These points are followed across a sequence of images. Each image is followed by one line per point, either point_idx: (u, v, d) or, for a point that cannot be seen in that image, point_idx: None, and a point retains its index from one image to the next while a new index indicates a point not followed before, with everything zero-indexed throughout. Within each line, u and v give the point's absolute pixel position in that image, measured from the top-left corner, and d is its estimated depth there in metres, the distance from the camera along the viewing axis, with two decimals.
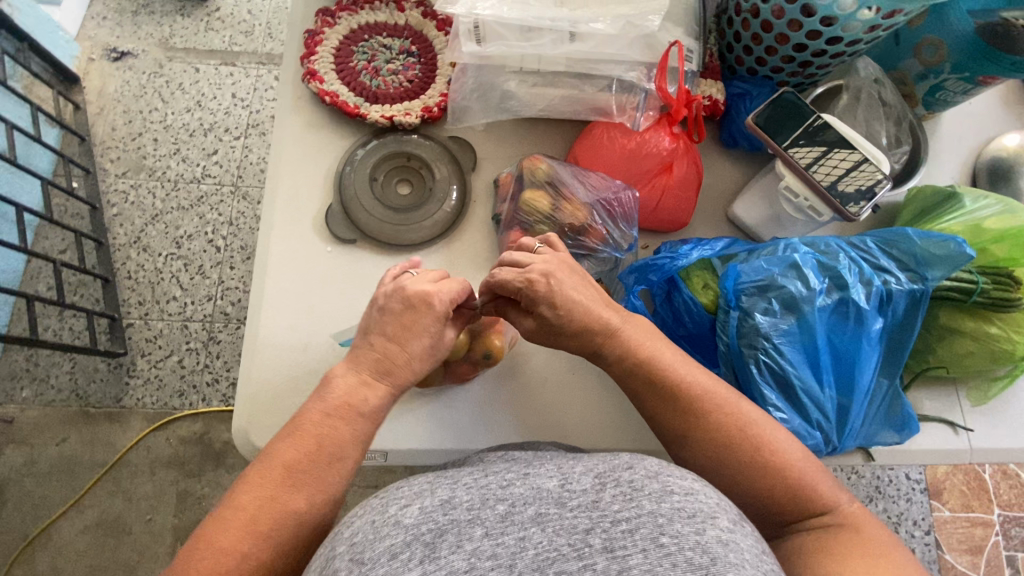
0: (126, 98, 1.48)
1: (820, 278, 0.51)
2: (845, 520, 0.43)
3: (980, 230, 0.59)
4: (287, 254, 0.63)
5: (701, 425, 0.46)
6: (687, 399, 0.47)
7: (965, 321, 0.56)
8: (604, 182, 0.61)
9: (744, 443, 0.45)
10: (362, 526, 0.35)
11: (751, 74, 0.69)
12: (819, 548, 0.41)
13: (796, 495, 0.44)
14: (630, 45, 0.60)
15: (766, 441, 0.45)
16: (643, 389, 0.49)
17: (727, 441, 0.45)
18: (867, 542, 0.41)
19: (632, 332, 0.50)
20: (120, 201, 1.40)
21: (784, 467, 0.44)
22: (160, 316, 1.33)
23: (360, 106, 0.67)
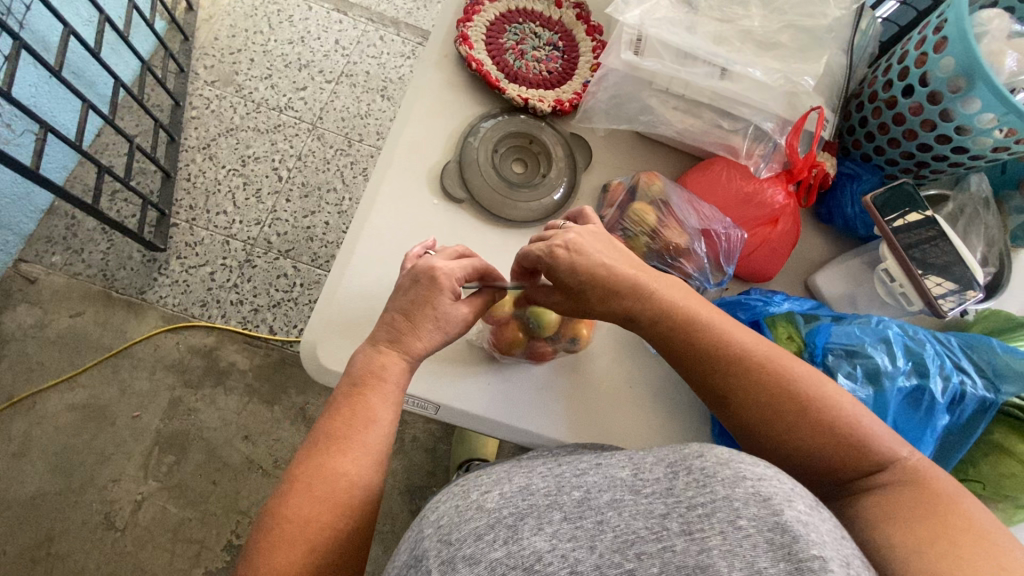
0: (236, 14, 1.51)
1: (904, 360, 0.53)
2: (907, 476, 0.44)
3: None
4: (397, 194, 0.65)
5: (745, 383, 0.50)
6: (724, 359, 0.51)
7: (1016, 443, 0.58)
8: (714, 215, 0.63)
9: (791, 400, 0.48)
10: (445, 512, 0.41)
11: (865, 160, 0.72)
12: (883, 512, 0.43)
13: (853, 454, 0.46)
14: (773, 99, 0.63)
15: (811, 401, 0.48)
16: (682, 351, 0.52)
17: (772, 399, 0.49)
18: (928, 497, 0.42)
19: (664, 289, 0.53)
20: (202, 106, 1.42)
21: (834, 424, 0.47)
22: (206, 225, 1.34)
23: (501, 80, 0.70)
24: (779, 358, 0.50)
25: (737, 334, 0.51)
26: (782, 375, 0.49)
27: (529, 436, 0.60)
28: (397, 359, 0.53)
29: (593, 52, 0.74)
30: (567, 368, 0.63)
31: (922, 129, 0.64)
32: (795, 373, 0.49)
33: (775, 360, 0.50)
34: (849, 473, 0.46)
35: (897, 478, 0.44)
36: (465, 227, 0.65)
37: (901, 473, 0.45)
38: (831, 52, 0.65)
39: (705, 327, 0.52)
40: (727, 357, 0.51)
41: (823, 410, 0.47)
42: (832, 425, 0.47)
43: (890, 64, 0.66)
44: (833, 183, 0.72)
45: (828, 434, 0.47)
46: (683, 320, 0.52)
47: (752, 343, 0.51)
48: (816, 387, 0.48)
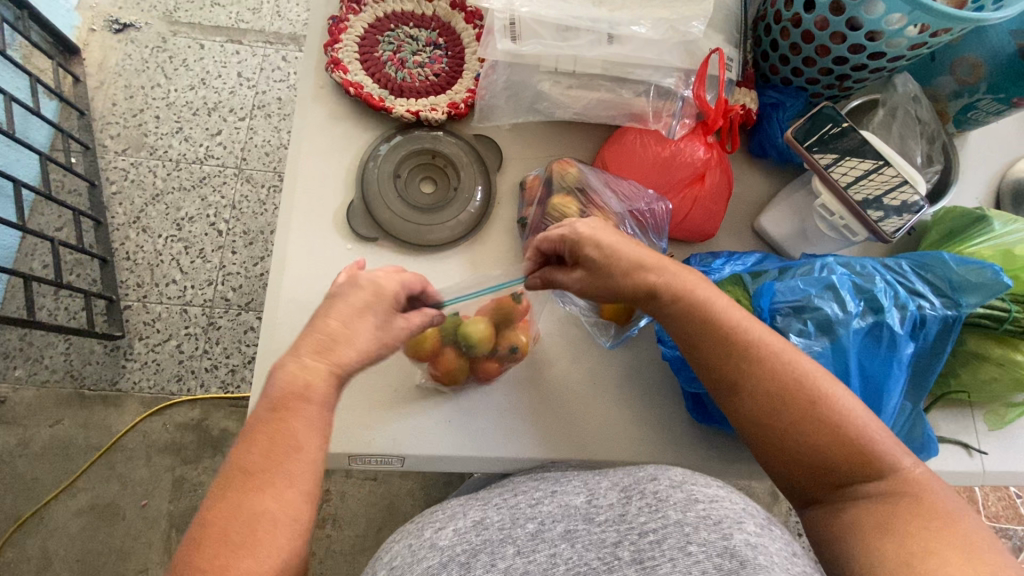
0: (128, 72, 1.44)
1: (856, 300, 0.50)
2: (905, 485, 0.43)
3: (1011, 257, 0.58)
4: (306, 250, 0.61)
5: (755, 383, 0.47)
6: (744, 349, 0.48)
7: (992, 347, 0.56)
8: (635, 192, 0.60)
9: (797, 403, 0.46)
10: (399, 551, 0.41)
11: (786, 84, 0.68)
12: (874, 521, 0.42)
13: (860, 460, 0.44)
14: (668, 51, 0.58)
15: (826, 400, 0.45)
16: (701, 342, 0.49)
17: (777, 401, 0.46)
18: (926, 510, 0.41)
19: (682, 281, 0.50)
20: (120, 179, 1.36)
21: (841, 431, 0.45)
22: (159, 299, 1.30)
23: (385, 99, 0.65)
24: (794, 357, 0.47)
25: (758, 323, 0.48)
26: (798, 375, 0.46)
27: (504, 463, 0.59)
28: (321, 378, 0.45)
29: (477, 40, 0.69)
30: (525, 380, 0.61)
31: (833, 43, 0.59)
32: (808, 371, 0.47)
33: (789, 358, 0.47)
34: (843, 477, 0.45)
35: (890, 488, 0.43)
36: (387, 265, 0.62)
37: (896, 479, 0.43)
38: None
39: (720, 326, 0.48)
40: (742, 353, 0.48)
41: (834, 412, 0.45)
42: (839, 432, 0.45)
43: None
44: (757, 117, 0.68)
45: (837, 440, 0.45)
46: (696, 325, 0.49)
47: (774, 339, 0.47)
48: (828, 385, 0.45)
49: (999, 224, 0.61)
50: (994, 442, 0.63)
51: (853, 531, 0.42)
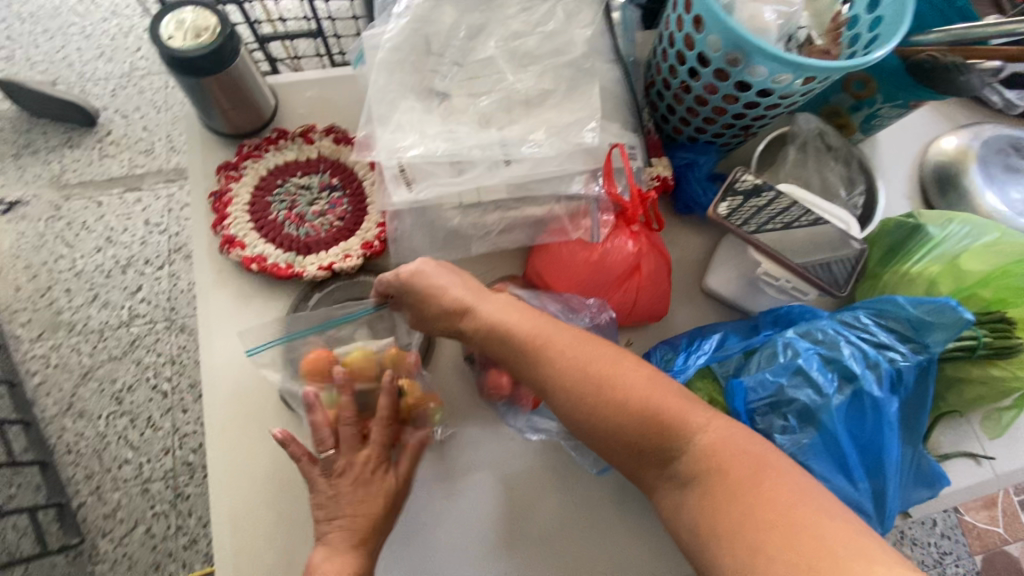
0: (26, 251, 1.34)
1: (830, 377, 0.48)
2: (705, 462, 0.41)
3: (961, 273, 0.57)
4: (247, 458, 0.55)
5: (540, 372, 0.47)
6: (525, 348, 0.48)
7: (970, 368, 0.54)
8: (578, 301, 0.58)
9: (598, 385, 0.45)
10: None
11: (693, 141, 0.66)
12: (707, 509, 0.40)
13: (658, 435, 0.43)
14: (570, 156, 0.57)
15: (613, 385, 0.45)
16: (486, 339, 0.50)
17: (583, 386, 0.45)
18: (731, 476, 0.40)
19: (466, 296, 0.51)
20: (43, 368, 1.26)
21: (646, 408, 0.43)
22: (114, 486, 1.20)
23: (294, 262, 0.60)
24: (554, 345, 0.47)
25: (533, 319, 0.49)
26: (563, 359, 0.47)
27: None
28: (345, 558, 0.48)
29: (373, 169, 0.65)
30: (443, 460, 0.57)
31: (727, 103, 0.58)
32: (579, 355, 0.46)
33: (541, 344, 0.48)
34: (660, 463, 0.43)
35: (699, 460, 0.41)
36: None
37: (711, 454, 0.41)
38: (600, 77, 0.60)
39: (479, 309, 0.50)
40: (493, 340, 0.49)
41: (625, 396, 0.44)
42: (647, 410, 0.43)
43: (664, 48, 0.60)
44: (676, 179, 0.67)
45: (635, 425, 0.43)
46: (494, 324, 0.49)
47: (515, 324, 0.49)
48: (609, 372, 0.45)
49: (935, 230, 0.60)
50: (997, 441, 0.62)
51: (686, 511, 0.41)
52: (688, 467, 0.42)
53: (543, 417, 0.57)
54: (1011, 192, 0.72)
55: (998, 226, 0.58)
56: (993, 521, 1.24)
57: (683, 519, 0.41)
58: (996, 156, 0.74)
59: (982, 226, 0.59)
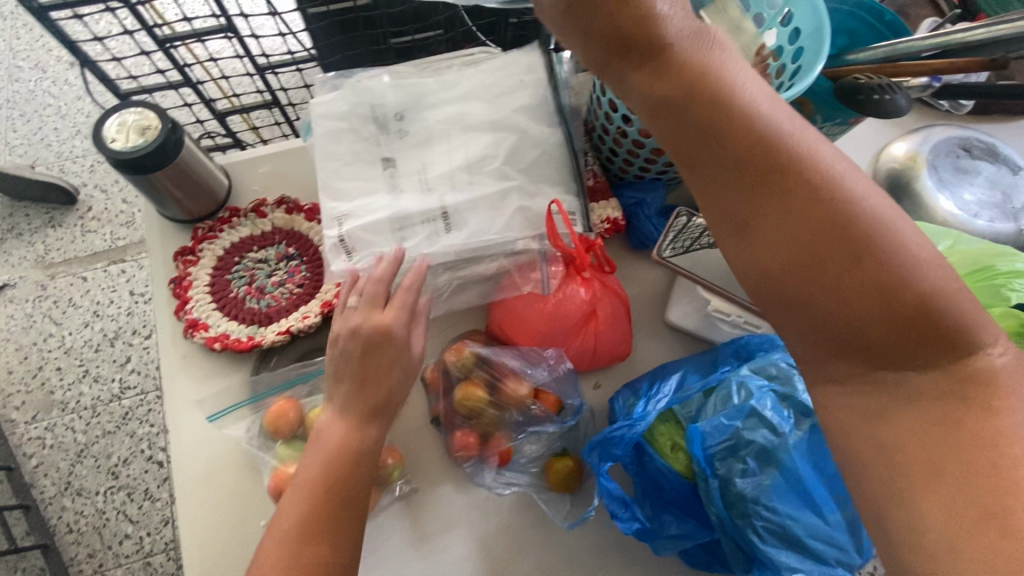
0: (16, 333, 1.35)
1: (785, 414, 0.48)
2: (949, 384, 0.34)
3: None
4: (221, 545, 0.55)
5: (769, 211, 0.36)
6: (761, 170, 0.36)
7: None
8: (532, 351, 0.59)
9: (858, 249, 0.34)
10: None
11: (640, 179, 0.67)
12: (959, 408, 0.33)
13: (902, 322, 0.34)
14: (508, 223, 0.57)
15: (864, 251, 0.34)
16: (706, 139, 0.38)
17: (814, 242, 0.35)
18: (971, 405, 0.33)
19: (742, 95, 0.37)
20: (38, 448, 1.26)
21: (897, 291, 0.34)
22: (116, 562, 1.19)
23: (255, 334, 0.61)
24: (850, 184, 0.36)
25: (779, 119, 0.37)
26: (811, 209, 0.35)
27: None
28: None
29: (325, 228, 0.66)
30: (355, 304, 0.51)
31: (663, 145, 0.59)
32: (863, 209, 0.35)
33: (819, 182, 0.35)
34: (878, 342, 0.35)
35: (954, 380, 0.34)
36: None
37: (984, 373, 0.34)
38: (539, 134, 0.60)
39: (745, 109, 0.37)
40: (757, 161, 0.36)
41: (879, 259, 0.34)
42: (895, 293, 0.34)
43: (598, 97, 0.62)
44: (628, 219, 0.68)
45: (882, 300, 0.34)
46: (701, 127, 0.38)
47: (793, 146, 0.36)
48: (864, 228, 0.35)
49: None
50: None
51: (895, 418, 0.35)
52: (923, 385, 0.35)
53: (513, 474, 0.57)
54: (963, 194, 0.73)
55: (947, 231, 0.58)
56: None
57: (871, 413, 0.36)
58: (946, 158, 0.75)
59: (931, 235, 0.60)
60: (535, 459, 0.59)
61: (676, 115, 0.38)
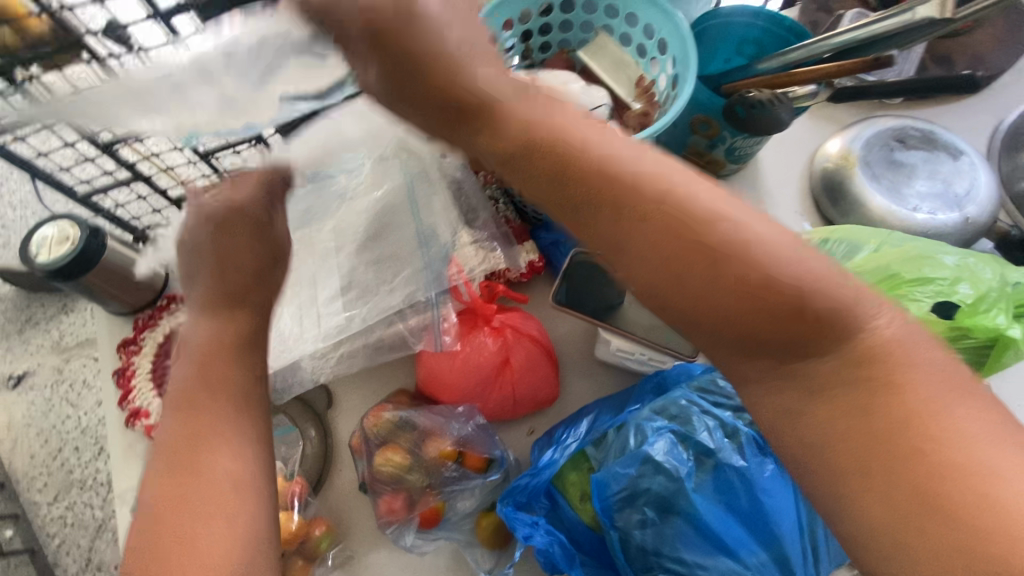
0: (36, 417, 1.31)
1: (683, 456, 0.47)
2: (855, 364, 0.31)
3: None
4: None
5: (613, 221, 0.33)
6: (592, 184, 0.33)
7: None
8: (450, 410, 0.60)
9: (707, 243, 0.31)
10: None
11: (555, 216, 0.67)
12: (878, 401, 0.30)
13: (790, 314, 0.30)
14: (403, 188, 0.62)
15: (722, 244, 0.31)
16: (536, 169, 0.35)
17: (668, 234, 0.32)
18: (881, 398, 0.30)
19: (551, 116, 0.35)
20: (60, 527, 1.24)
21: (765, 277, 0.30)
22: None
23: None
24: (674, 177, 0.33)
25: (595, 136, 0.35)
26: (637, 211, 0.32)
27: None
28: None
29: None
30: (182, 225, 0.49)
31: None
32: (692, 200, 0.32)
33: (653, 181, 0.32)
34: (775, 350, 0.31)
35: (857, 366, 0.30)
36: None
37: (878, 357, 0.30)
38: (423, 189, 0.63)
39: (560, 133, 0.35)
40: (583, 178, 0.33)
41: (739, 248, 0.31)
42: (770, 286, 0.30)
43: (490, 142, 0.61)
44: (547, 259, 0.66)
45: (758, 296, 0.30)
46: (516, 160, 0.35)
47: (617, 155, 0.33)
48: (721, 220, 0.31)
49: None
50: None
51: (814, 431, 0.31)
52: (833, 380, 0.31)
53: (444, 532, 0.56)
54: (903, 187, 0.69)
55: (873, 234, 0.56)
56: None
57: (786, 416, 0.32)
58: (879, 152, 0.71)
59: (856, 238, 0.57)
60: (468, 515, 0.57)
61: (494, 143, 0.36)
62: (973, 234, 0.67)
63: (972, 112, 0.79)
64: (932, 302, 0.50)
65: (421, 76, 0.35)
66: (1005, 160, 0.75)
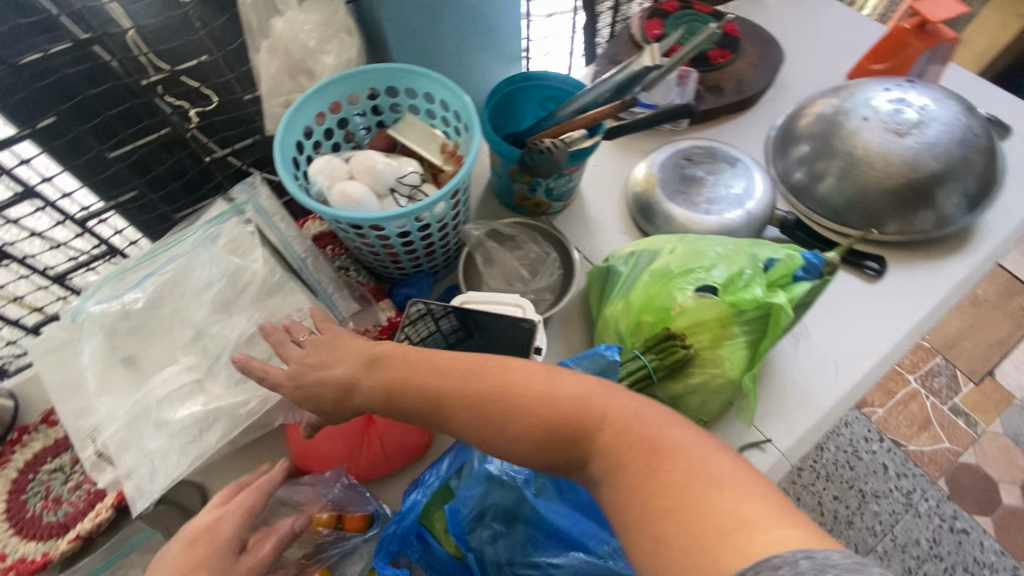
0: None
1: (522, 467, 0.52)
2: (631, 454, 0.41)
3: (670, 318, 0.60)
4: None
5: (451, 409, 0.46)
6: (433, 387, 0.47)
7: (676, 386, 0.59)
8: (323, 479, 0.61)
9: (512, 402, 0.44)
10: None
11: (405, 271, 0.72)
12: (655, 489, 0.39)
13: (584, 438, 0.43)
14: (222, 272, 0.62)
15: (529, 401, 0.44)
16: (386, 392, 0.48)
17: (495, 408, 0.45)
18: (658, 473, 0.39)
19: (388, 346, 0.51)
20: None
21: (564, 416, 0.43)
22: None
23: (50, 549, 0.61)
24: (491, 363, 0.47)
25: (426, 354, 0.49)
26: (466, 394, 0.46)
27: None
28: None
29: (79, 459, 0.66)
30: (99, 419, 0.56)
31: (389, 241, 0.64)
32: (503, 373, 0.46)
33: (467, 386, 0.46)
34: (585, 464, 0.43)
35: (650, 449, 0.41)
36: None
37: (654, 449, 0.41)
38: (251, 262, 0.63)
39: (404, 354, 0.49)
40: (425, 392, 0.47)
41: (537, 407, 0.44)
42: (548, 429, 0.43)
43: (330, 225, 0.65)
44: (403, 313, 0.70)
45: (559, 433, 0.43)
46: (372, 386, 0.49)
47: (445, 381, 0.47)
48: (522, 386, 0.45)
49: (621, 266, 0.67)
50: (762, 421, 0.67)
51: (622, 525, 0.40)
52: (621, 479, 0.41)
53: None
54: (696, 197, 0.81)
55: (665, 240, 0.65)
56: (933, 438, 1.42)
57: (617, 523, 0.41)
58: (673, 172, 0.84)
59: (656, 247, 0.67)
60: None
61: (360, 376, 0.49)
62: (758, 226, 0.80)
63: (748, 127, 0.95)
64: (693, 288, 0.61)
65: (324, 374, 0.51)
66: (779, 159, 0.89)
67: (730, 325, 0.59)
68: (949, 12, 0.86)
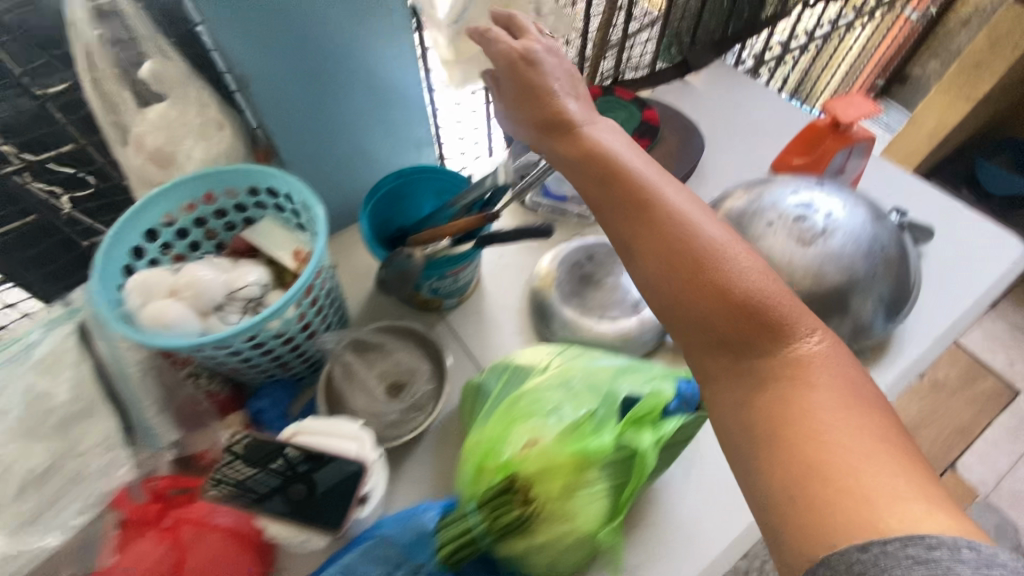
0: None
1: None
2: (790, 368, 0.44)
3: (511, 466, 0.52)
4: None
5: (643, 243, 0.50)
6: (627, 188, 0.52)
7: (514, 544, 0.52)
8: None
9: (695, 257, 0.47)
10: None
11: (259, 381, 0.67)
12: (780, 428, 0.42)
13: (777, 327, 0.45)
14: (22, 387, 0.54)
15: (707, 266, 0.47)
16: (590, 167, 0.55)
17: (672, 268, 0.48)
18: (809, 381, 0.43)
19: (587, 135, 0.57)
20: None
21: (727, 291, 0.46)
22: None
23: None
24: (684, 208, 0.50)
25: (634, 156, 0.55)
26: (653, 219, 0.50)
27: None
28: None
29: None
30: None
31: (226, 359, 0.58)
32: (685, 219, 0.50)
33: (681, 216, 0.50)
34: (738, 358, 0.46)
35: (783, 364, 0.44)
36: None
37: (801, 358, 0.45)
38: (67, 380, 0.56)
39: (599, 148, 0.55)
40: (629, 185, 0.52)
41: (729, 260, 0.47)
42: (744, 311, 0.45)
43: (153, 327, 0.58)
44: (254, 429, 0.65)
45: (718, 303, 0.46)
46: (584, 156, 0.56)
47: (649, 180, 0.52)
48: (702, 244, 0.48)
49: (492, 383, 0.64)
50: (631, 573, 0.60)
51: (740, 453, 0.44)
52: (765, 370, 0.45)
53: None
54: (592, 301, 0.76)
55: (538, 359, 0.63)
56: None
57: (735, 411, 0.45)
58: (570, 271, 0.79)
59: (530, 365, 0.64)
60: None
61: (569, 142, 0.57)
62: (654, 336, 0.75)
63: None
64: (541, 425, 0.55)
65: (552, 112, 0.59)
66: None
67: (587, 472, 0.51)
68: (861, 113, 0.83)
